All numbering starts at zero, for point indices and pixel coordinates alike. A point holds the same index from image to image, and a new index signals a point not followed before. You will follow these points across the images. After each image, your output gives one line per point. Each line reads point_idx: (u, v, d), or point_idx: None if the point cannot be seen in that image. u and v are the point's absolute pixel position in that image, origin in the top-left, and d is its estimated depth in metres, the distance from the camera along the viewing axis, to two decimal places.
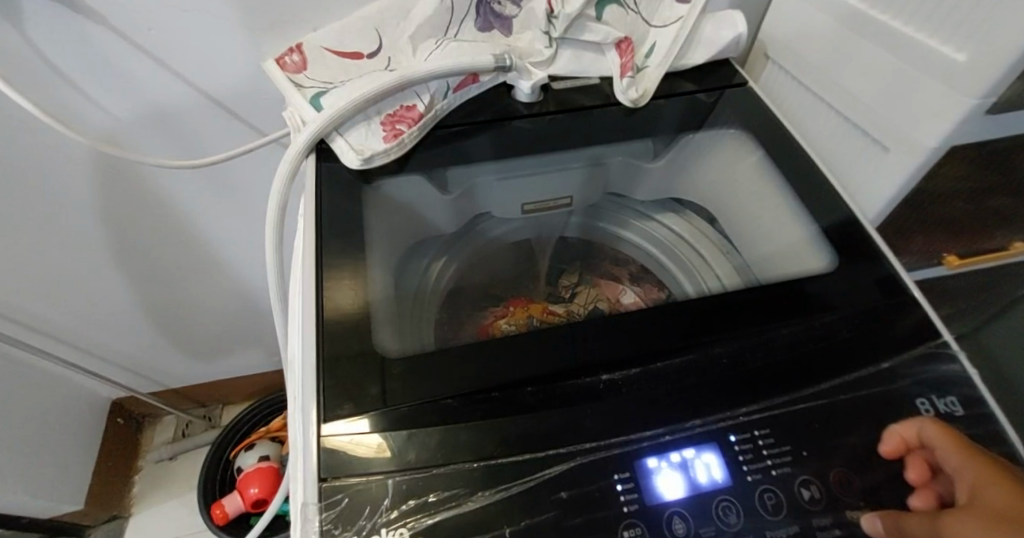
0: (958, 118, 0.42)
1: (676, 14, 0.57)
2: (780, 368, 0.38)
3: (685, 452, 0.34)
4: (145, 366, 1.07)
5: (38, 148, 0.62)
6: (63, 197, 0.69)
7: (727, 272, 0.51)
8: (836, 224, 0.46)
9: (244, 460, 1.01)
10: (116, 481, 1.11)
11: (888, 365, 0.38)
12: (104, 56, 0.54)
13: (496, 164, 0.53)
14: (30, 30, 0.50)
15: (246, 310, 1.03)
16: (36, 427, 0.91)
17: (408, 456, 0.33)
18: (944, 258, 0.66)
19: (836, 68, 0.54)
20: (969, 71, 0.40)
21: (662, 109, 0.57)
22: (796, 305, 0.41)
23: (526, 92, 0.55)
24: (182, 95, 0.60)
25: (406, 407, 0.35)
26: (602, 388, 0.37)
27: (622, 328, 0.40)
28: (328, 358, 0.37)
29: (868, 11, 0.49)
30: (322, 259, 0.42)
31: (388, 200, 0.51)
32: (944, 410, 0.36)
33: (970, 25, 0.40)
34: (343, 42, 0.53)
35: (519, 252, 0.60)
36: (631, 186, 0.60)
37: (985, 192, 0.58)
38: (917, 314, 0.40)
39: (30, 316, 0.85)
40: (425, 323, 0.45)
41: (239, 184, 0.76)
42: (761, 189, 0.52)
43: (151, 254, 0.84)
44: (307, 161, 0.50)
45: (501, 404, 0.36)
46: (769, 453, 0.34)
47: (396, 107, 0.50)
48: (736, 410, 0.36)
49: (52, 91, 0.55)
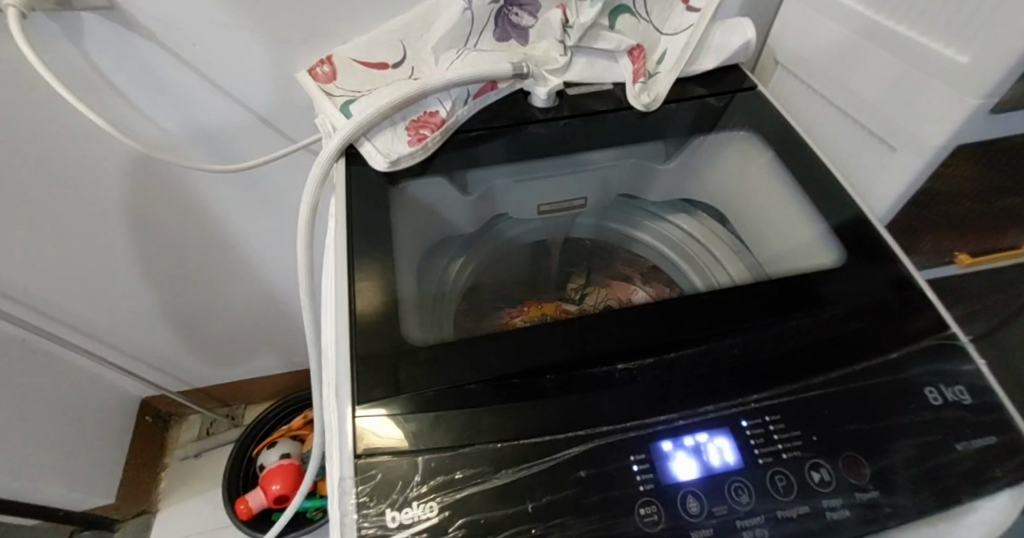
0: (961, 118, 0.43)
1: (687, 21, 0.59)
2: (790, 357, 0.39)
3: (698, 436, 0.35)
4: (175, 366, 1.11)
5: (84, 152, 0.66)
6: (102, 198, 0.73)
7: (739, 269, 0.52)
8: (843, 223, 0.48)
9: (267, 458, 1.04)
10: (144, 477, 1.15)
11: (895, 356, 0.39)
12: (157, 71, 0.58)
13: (514, 166, 0.56)
14: (92, 50, 0.54)
15: (271, 312, 1.07)
16: (70, 421, 0.95)
17: (435, 436, 0.35)
18: (956, 257, 0.67)
19: (842, 71, 0.55)
20: (971, 72, 0.41)
21: (673, 113, 0.59)
22: (805, 300, 0.43)
23: (542, 98, 0.57)
24: (228, 109, 0.64)
25: (432, 391, 0.38)
26: (617, 376, 0.39)
27: (635, 321, 0.42)
28: (361, 349, 0.39)
29: (875, 17, 0.50)
30: (353, 256, 0.45)
31: (411, 202, 0.53)
32: (951, 398, 0.37)
33: (971, 29, 0.41)
34: (371, 53, 0.56)
35: (536, 253, 0.62)
36: (645, 186, 0.61)
37: (995, 192, 0.58)
38: (925, 306, 0.42)
39: (71, 316, 0.89)
40: (445, 317, 0.47)
41: (268, 188, 0.80)
42: (771, 189, 0.54)
43: (181, 256, 0.88)
44: (337, 165, 0.52)
45: (521, 390, 0.38)
46: (780, 437, 0.36)
47: (420, 113, 0.53)
48: (748, 397, 0.37)
49: (107, 103, 0.59)
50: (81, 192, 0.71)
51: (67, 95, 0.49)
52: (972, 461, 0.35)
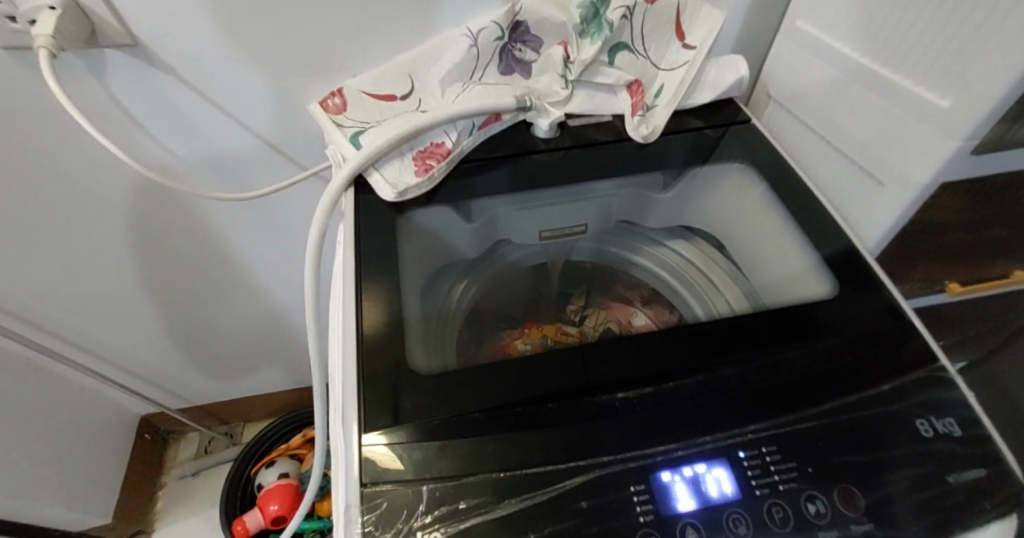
0: (945, 157, 0.45)
1: (683, 58, 0.61)
2: (786, 388, 0.40)
3: (697, 466, 0.36)
4: (176, 384, 1.11)
5: (96, 176, 0.68)
6: (112, 219, 0.74)
7: (736, 296, 0.54)
8: (836, 255, 0.49)
9: (265, 477, 1.04)
10: (141, 496, 1.14)
11: (888, 388, 0.40)
12: (173, 101, 0.59)
13: (516, 196, 0.57)
14: (112, 83, 0.56)
15: (273, 331, 1.07)
16: (70, 439, 0.96)
17: (439, 465, 0.36)
18: (946, 286, 0.68)
19: (831, 107, 0.57)
20: (954, 115, 0.43)
21: (671, 144, 0.61)
22: (801, 331, 0.44)
23: (544, 129, 0.59)
24: (239, 137, 0.66)
25: (437, 420, 0.38)
26: (617, 405, 0.39)
27: (634, 351, 0.43)
28: (366, 376, 0.40)
29: (862, 59, 0.52)
30: (360, 283, 0.46)
31: (416, 229, 0.54)
32: (942, 430, 0.38)
33: (953, 75, 0.43)
34: (380, 86, 0.58)
35: (537, 276, 0.63)
36: (643, 214, 0.63)
37: (983, 224, 0.60)
38: (915, 339, 0.43)
39: (76, 334, 0.90)
40: (448, 342, 0.48)
41: (275, 211, 0.81)
42: (766, 219, 0.55)
43: (187, 276, 0.89)
44: (346, 194, 0.54)
45: (523, 418, 0.39)
46: (776, 468, 0.36)
47: (427, 144, 0.55)
48: (745, 427, 0.38)
49: (124, 132, 0.61)
50: (92, 214, 0.72)
51: (92, 129, 0.50)
52: (962, 494, 0.36)
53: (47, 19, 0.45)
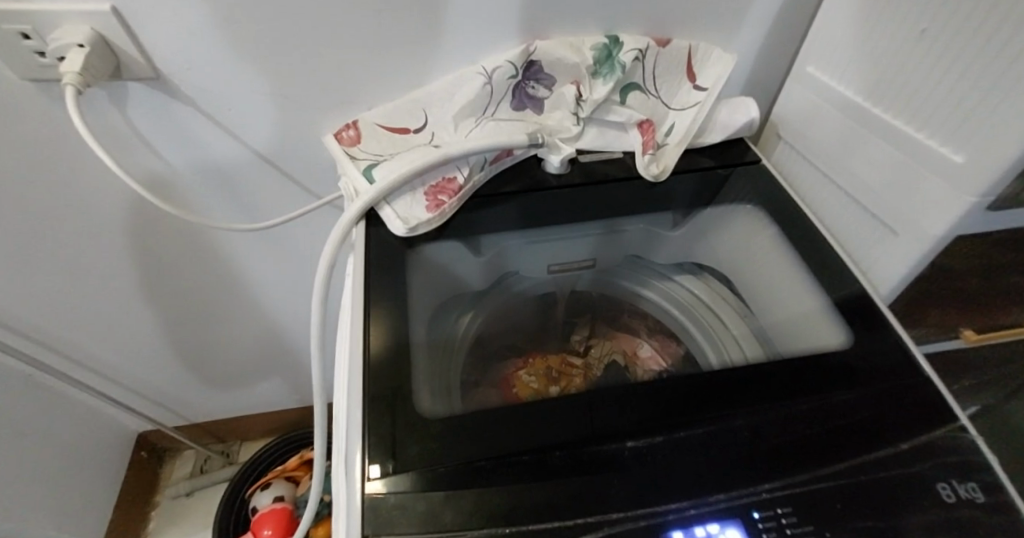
0: (959, 213, 0.45)
1: (694, 98, 0.62)
2: (801, 445, 0.39)
3: (709, 526, 0.35)
4: (175, 402, 1.10)
5: (107, 198, 0.68)
6: (120, 240, 0.74)
7: (747, 338, 0.53)
8: (849, 304, 0.48)
9: (260, 499, 1.02)
10: (132, 516, 1.12)
11: (907, 448, 0.39)
12: (185, 128, 0.60)
13: (525, 231, 0.57)
14: (131, 112, 0.56)
15: (275, 353, 1.06)
16: (64, 458, 0.94)
17: (444, 517, 0.35)
18: (963, 333, 0.67)
19: (842, 152, 0.57)
20: (968, 172, 0.43)
21: (681, 183, 0.61)
22: (816, 383, 0.43)
23: (555, 164, 0.59)
24: (236, 153, 0.64)
25: (443, 468, 0.37)
26: (627, 456, 0.38)
27: (644, 398, 0.42)
28: (372, 419, 0.39)
29: (874, 110, 0.53)
30: (368, 320, 0.46)
31: (424, 262, 0.54)
32: (964, 495, 0.37)
33: (968, 132, 0.43)
34: (394, 119, 0.59)
35: (542, 306, 0.62)
36: (653, 250, 0.62)
37: (1000, 272, 0.59)
38: (933, 396, 0.42)
39: (76, 352, 0.90)
40: (453, 379, 0.47)
41: (282, 235, 0.81)
42: (779, 261, 0.55)
43: (191, 296, 0.88)
44: (357, 227, 0.53)
45: (530, 468, 0.38)
46: (792, 532, 0.35)
47: (438, 179, 0.55)
48: (759, 486, 0.37)
49: (136, 155, 0.61)
50: (98, 234, 0.72)
51: (110, 162, 0.50)
52: None
53: (76, 56, 0.46)
